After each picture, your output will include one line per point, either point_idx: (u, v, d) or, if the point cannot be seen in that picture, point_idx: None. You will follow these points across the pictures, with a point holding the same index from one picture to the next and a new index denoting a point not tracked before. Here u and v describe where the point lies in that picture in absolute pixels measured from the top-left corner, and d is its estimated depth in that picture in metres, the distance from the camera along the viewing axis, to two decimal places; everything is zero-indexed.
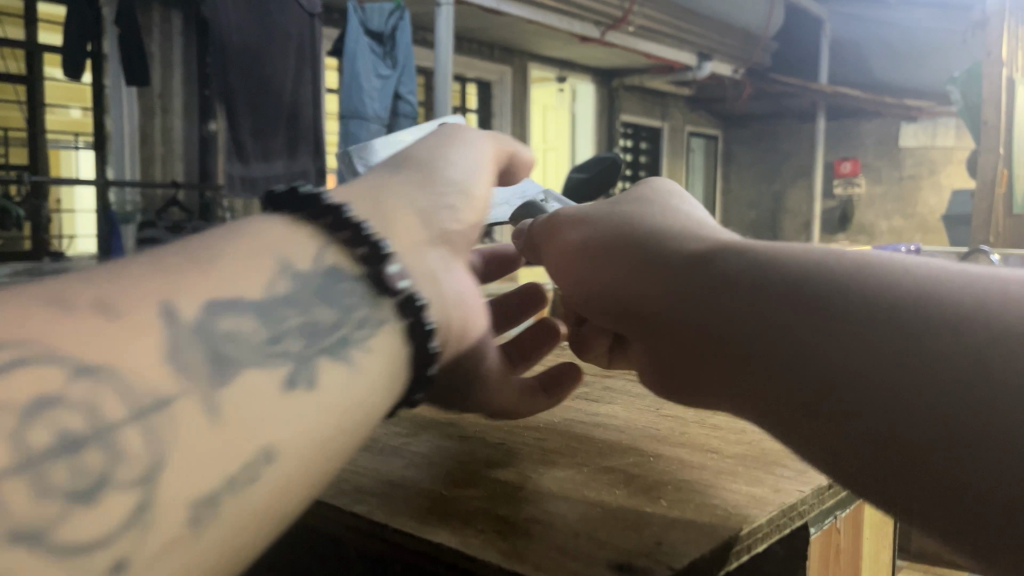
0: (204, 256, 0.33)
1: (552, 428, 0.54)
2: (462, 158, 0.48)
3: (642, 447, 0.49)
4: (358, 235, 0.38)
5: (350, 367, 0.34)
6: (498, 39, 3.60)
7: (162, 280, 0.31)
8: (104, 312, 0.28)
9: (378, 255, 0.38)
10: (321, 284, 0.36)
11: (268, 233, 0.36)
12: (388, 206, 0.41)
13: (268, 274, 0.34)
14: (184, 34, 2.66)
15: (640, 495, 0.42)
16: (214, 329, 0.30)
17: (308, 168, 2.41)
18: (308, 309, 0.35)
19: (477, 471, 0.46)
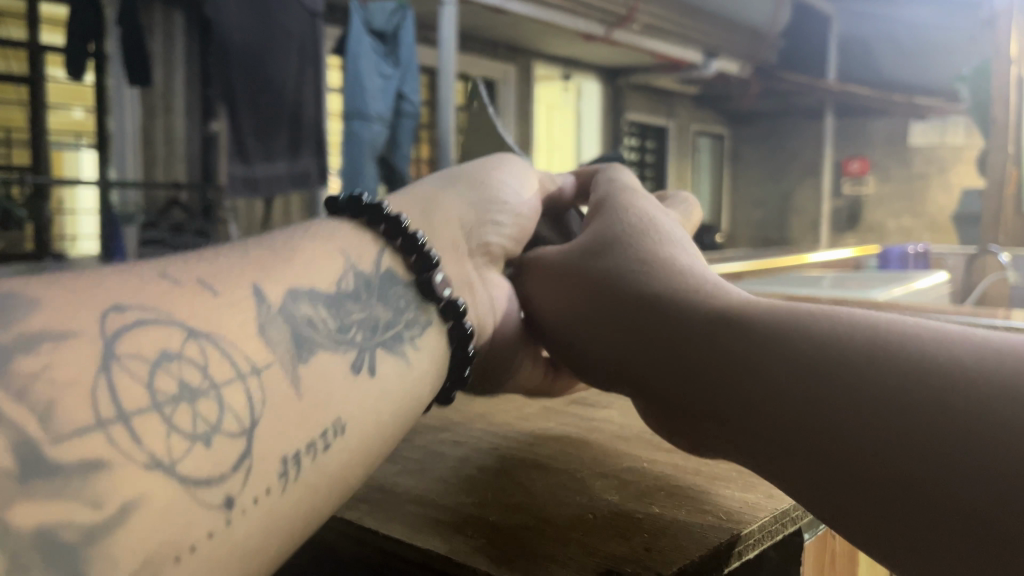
0: (294, 254, 0.43)
1: (547, 433, 0.52)
2: (510, 184, 0.62)
3: (641, 454, 0.48)
4: (410, 246, 0.49)
5: (400, 362, 0.44)
6: (503, 37, 3.58)
7: (255, 268, 0.40)
8: (204, 288, 0.37)
9: (428, 265, 0.49)
10: (376, 290, 0.47)
11: (336, 239, 0.47)
12: (444, 213, 0.55)
13: (340, 274, 0.45)
14: (186, 34, 2.63)
15: (634, 501, 0.40)
16: (299, 315, 0.40)
17: (311, 169, 2.39)
18: (370, 305, 0.45)
19: (468, 475, 0.45)
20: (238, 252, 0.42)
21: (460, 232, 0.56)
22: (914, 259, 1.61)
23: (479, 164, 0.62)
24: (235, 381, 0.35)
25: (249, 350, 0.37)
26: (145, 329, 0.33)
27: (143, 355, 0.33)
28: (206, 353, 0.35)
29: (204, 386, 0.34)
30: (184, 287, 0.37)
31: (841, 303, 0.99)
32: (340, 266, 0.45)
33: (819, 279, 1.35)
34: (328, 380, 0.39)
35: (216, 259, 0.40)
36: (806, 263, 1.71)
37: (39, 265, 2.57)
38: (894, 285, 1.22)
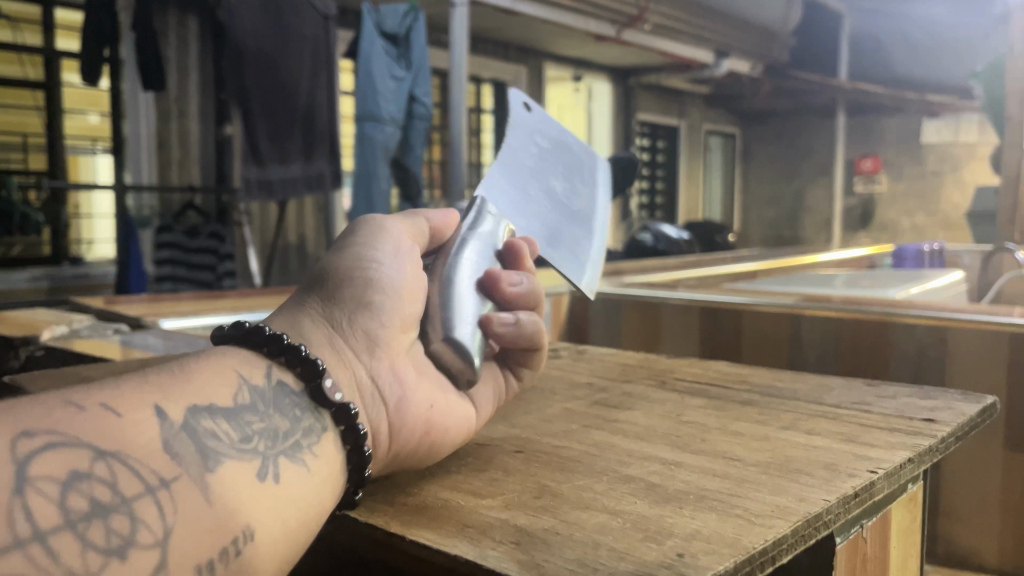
0: (189, 376, 0.42)
1: (573, 432, 0.48)
2: (384, 257, 0.51)
3: (669, 449, 0.43)
4: (295, 358, 0.45)
5: (302, 468, 0.42)
6: (514, 40, 3.61)
7: (153, 389, 0.40)
8: (111, 411, 0.37)
9: (316, 373, 0.45)
10: (273, 401, 0.44)
11: (232, 357, 0.45)
12: (310, 330, 0.47)
13: (234, 389, 0.43)
14: (200, 38, 2.65)
15: (665, 504, 0.36)
16: (200, 430, 0.40)
17: (324, 171, 2.44)
18: (266, 415, 0.43)
19: (492, 479, 0.42)
20: (134, 378, 0.41)
21: (329, 341, 0.47)
22: (929, 257, 1.60)
23: (348, 244, 0.52)
24: (145, 493, 0.35)
25: (159, 463, 0.37)
26: (53, 452, 0.34)
27: (53, 476, 0.33)
28: (115, 470, 0.35)
29: (115, 502, 0.34)
30: (89, 411, 0.37)
31: (862, 302, 0.95)
32: (234, 381, 0.43)
33: (837, 279, 1.32)
34: (235, 491, 0.39)
35: (120, 384, 0.40)
36: (821, 263, 1.69)
37: (57, 269, 2.61)
38: (911, 285, 1.20)
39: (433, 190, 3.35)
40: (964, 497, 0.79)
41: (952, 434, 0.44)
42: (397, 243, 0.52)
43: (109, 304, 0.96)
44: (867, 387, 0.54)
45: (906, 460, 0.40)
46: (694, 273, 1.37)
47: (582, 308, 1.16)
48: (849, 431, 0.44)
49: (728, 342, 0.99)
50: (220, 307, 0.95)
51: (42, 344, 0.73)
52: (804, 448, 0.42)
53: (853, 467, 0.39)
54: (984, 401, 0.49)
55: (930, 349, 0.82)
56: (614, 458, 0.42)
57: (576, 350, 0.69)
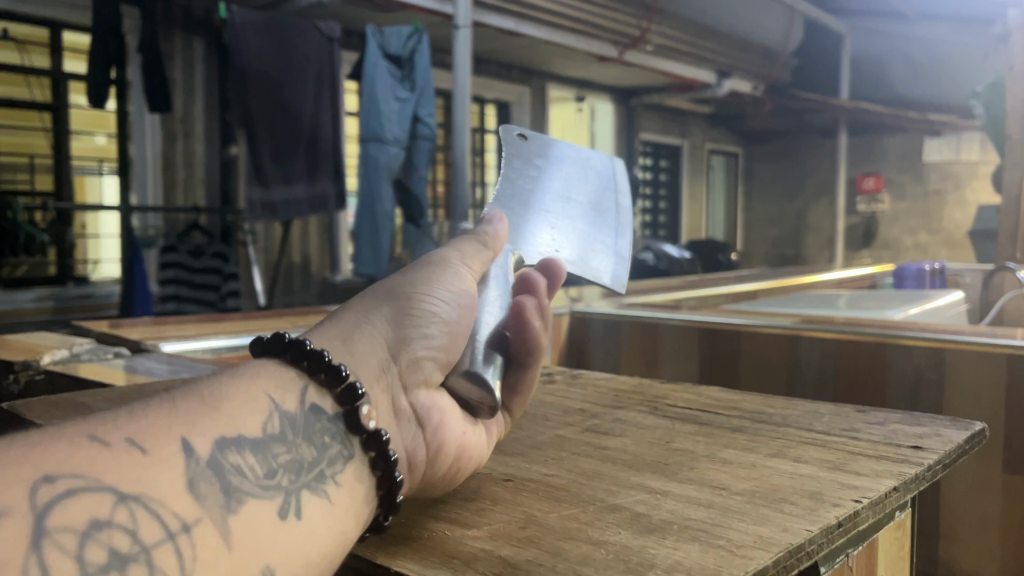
0: (219, 400, 0.40)
1: (562, 460, 0.49)
2: (440, 291, 0.49)
3: (657, 478, 0.44)
4: (334, 378, 0.43)
5: (326, 501, 0.40)
6: (517, 61, 3.66)
7: (179, 420, 0.37)
8: (135, 447, 0.35)
9: (354, 398, 0.43)
10: (304, 426, 0.42)
11: (266, 378, 0.42)
12: (361, 348, 0.45)
13: (265, 417, 0.40)
14: (205, 61, 2.75)
15: (648, 534, 0.37)
16: (224, 466, 0.37)
17: (328, 192, 2.46)
18: (295, 445, 0.41)
19: (480, 508, 0.42)
20: (163, 405, 0.39)
21: (377, 362, 0.46)
22: (929, 277, 1.60)
23: (406, 271, 0.51)
24: (165, 541, 0.33)
25: (181, 507, 0.34)
26: (73, 498, 0.32)
27: (73, 526, 0.31)
28: (136, 516, 0.33)
29: (134, 551, 0.32)
30: (113, 448, 0.34)
31: (860, 323, 0.96)
32: (265, 407, 0.41)
33: (839, 299, 1.33)
34: (255, 535, 0.36)
35: (146, 414, 0.37)
36: (822, 282, 1.70)
37: (61, 289, 2.62)
38: (908, 306, 1.21)
39: (437, 210, 3.37)
40: (965, 521, 0.79)
41: (935, 462, 0.44)
42: (453, 278, 0.51)
43: (113, 327, 0.97)
44: (857, 413, 0.54)
45: (891, 488, 0.40)
46: (696, 293, 1.38)
47: (582, 328, 1.16)
48: (835, 459, 0.45)
49: (727, 363, 0.99)
50: (224, 330, 0.96)
51: (43, 368, 0.74)
52: (789, 476, 0.43)
53: (837, 496, 0.39)
54: (972, 427, 0.50)
55: (927, 372, 0.82)
56: (600, 488, 0.43)
57: (571, 375, 0.70)
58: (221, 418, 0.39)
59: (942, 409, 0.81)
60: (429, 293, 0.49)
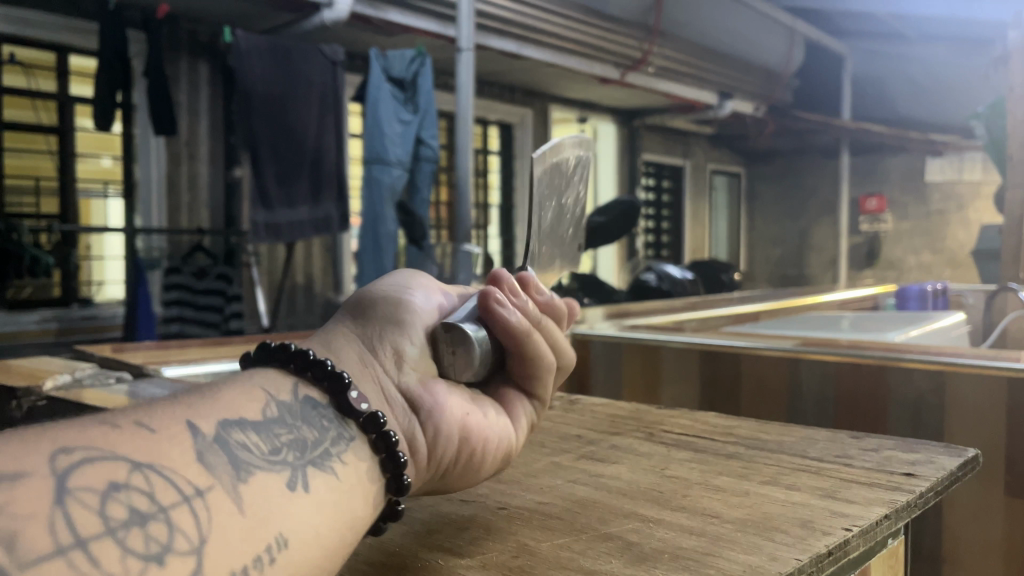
0: (218, 394, 0.42)
1: (556, 488, 0.49)
2: (404, 290, 0.52)
3: (651, 506, 0.44)
4: (320, 373, 0.46)
5: (330, 476, 0.41)
6: (519, 83, 3.68)
7: (182, 408, 0.39)
8: (144, 427, 0.37)
9: (341, 384, 0.45)
10: (303, 413, 0.44)
11: (262, 377, 0.45)
12: (341, 348, 0.48)
13: (262, 404, 0.43)
14: (209, 84, 2.77)
15: (638, 563, 0.37)
16: (230, 442, 0.39)
17: (332, 214, 2.47)
18: (296, 428, 0.43)
19: (474, 537, 0.43)
20: (167, 399, 0.41)
21: (359, 360, 0.48)
22: (933, 296, 1.60)
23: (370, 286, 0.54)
24: (181, 502, 0.34)
25: (194, 474, 0.36)
26: (92, 465, 0.33)
27: (92, 487, 0.32)
28: (151, 480, 0.34)
29: (153, 510, 0.33)
30: (122, 428, 0.36)
31: (859, 346, 0.95)
32: (260, 398, 0.43)
33: (842, 321, 1.32)
34: (267, 500, 0.37)
35: (151, 406, 0.39)
36: (824, 302, 1.70)
37: (65, 310, 2.63)
38: (909, 328, 1.20)
39: (440, 231, 3.38)
40: (967, 544, 0.78)
41: (925, 493, 0.44)
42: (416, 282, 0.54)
43: (115, 351, 0.97)
44: (852, 439, 0.54)
45: (882, 516, 0.40)
46: (697, 314, 1.37)
47: (583, 350, 1.15)
48: (827, 487, 0.45)
49: (729, 384, 0.99)
50: (226, 354, 0.97)
51: (45, 394, 0.74)
52: (781, 504, 0.43)
53: (827, 525, 0.39)
54: (966, 454, 0.50)
55: (928, 395, 0.82)
56: (594, 516, 0.43)
57: (569, 401, 0.69)
58: (219, 406, 0.41)
59: (944, 438, 0.80)
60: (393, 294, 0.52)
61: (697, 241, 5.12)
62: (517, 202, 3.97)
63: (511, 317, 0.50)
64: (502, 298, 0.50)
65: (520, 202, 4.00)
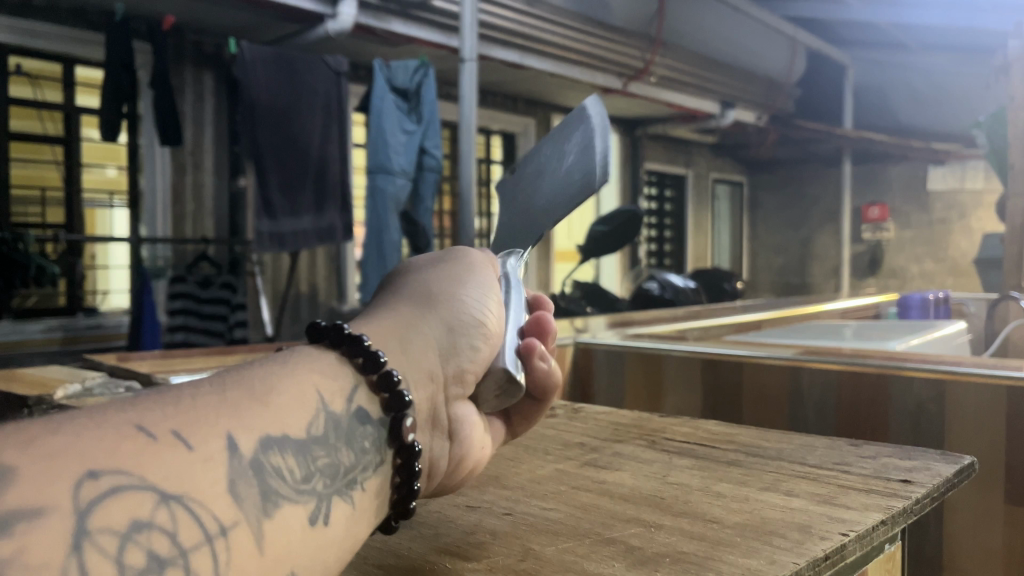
0: (264, 395, 0.38)
1: (560, 494, 0.49)
2: (473, 293, 0.51)
3: (652, 511, 0.45)
4: (385, 384, 0.43)
5: (352, 510, 0.40)
6: (523, 94, 3.73)
7: (224, 415, 0.35)
8: (180, 440, 0.33)
9: (402, 407, 0.43)
10: (345, 429, 0.41)
11: (313, 374, 0.42)
12: (414, 349, 0.47)
13: (311, 415, 0.40)
14: (214, 94, 2.78)
15: (641, 566, 0.37)
16: (267, 467, 0.36)
17: (336, 224, 2.48)
18: (333, 448, 0.40)
19: (480, 542, 0.43)
20: (208, 392, 0.37)
21: (428, 369, 0.46)
22: (934, 306, 1.60)
23: (432, 280, 0.52)
24: (203, 545, 0.31)
25: (219, 508, 0.33)
26: (121, 494, 0.30)
27: (114, 528, 0.29)
28: (176, 517, 0.31)
29: (174, 555, 0.30)
30: (159, 441, 0.32)
31: (861, 354, 0.96)
32: (311, 404, 0.40)
33: (844, 330, 1.33)
34: (290, 539, 0.35)
35: (192, 403, 0.35)
36: (826, 311, 1.71)
37: (71, 319, 2.64)
38: (910, 336, 1.21)
39: (443, 240, 3.41)
40: (968, 553, 0.78)
41: (915, 504, 0.44)
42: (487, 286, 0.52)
43: (122, 360, 0.98)
44: (850, 447, 0.55)
45: (879, 522, 0.41)
46: (699, 323, 1.38)
47: (586, 359, 1.16)
48: (826, 492, 0.46)
49: (731, 393, 0.99)
50: (233, 362, 0.97)
51: (55, 403, 0.74)
52: (780, 510, 0.44)
53: (825, 530, 0.40)
54: (961, 461, 0.51)
55: (928, 404, 0.82)
56: (597, 520, 0.44)
57: (572, 410, 0.70)
58: (261, 414, 0.37)
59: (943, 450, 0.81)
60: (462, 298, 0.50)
61: (698, 250, 5.21)
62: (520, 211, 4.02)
63: (545, 371, 0.53)
64: (546, 352, 0.52)
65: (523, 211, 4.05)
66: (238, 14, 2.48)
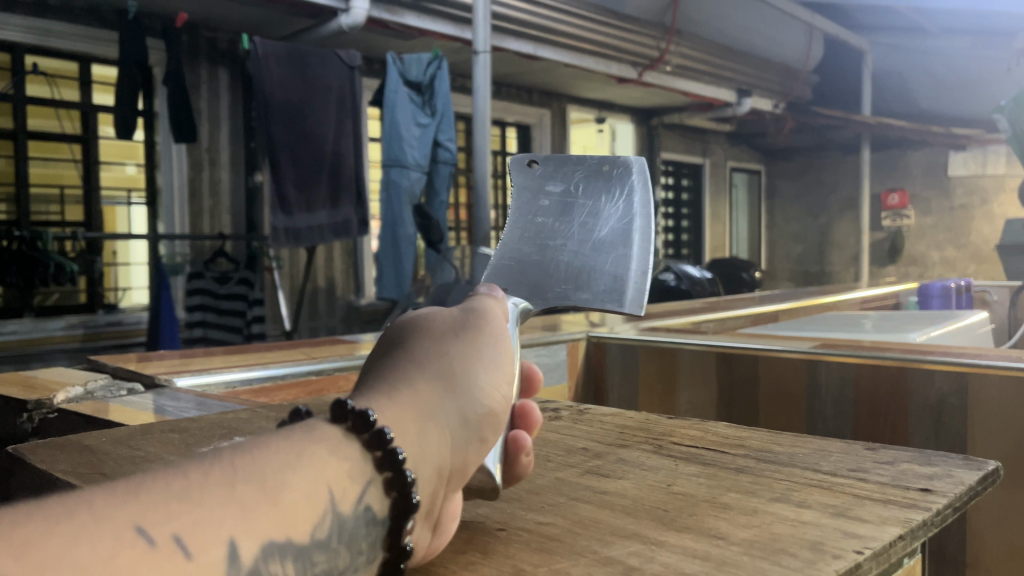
0: (277, 485, 0.29)
1: (542, 494, 0.44)
2: (492, 361, 0.38)
3: (654, 526, 0.38)
4: (396, 475, 0.33)
5: None
6: (537, 83, 3.76)
7: (232, 508, 0.27)
8: (182, 549, 0.25)
9: (409, 506, 0.33)
10: (351, 533, 0.31)
11: (331, 464, 0.31)
12: (430, 438, 0.34)
13: (317, 517, 0.30)
14: (230, 90, 2.82)
15: None
16: None
17: (351, 218, 2.50)
18: (335, 551, 0.30)
19: (469, 562, 0.36)
20: (212, 483, 0.27)
21: (439, 464, 0.35)
22: (955, 294, 1.57)
23: (447, 332, 0.39)
24: None
25: None
26: None
27: None
28: None
29: None
30: (158, 549, 0.24)
31: (882, 346, 0.94)
32: (322, 506, 0.30)
33: (865, 321, 1.31)
34: None
35: (198, 496, 0.26)
36: (848, 300, 1.68)
37: (91, 315, 2.68)
38: (932, 327, 1.19)
39: (458, 233, 3.43)
40: (992, 550, 0.76)
41: (935, 517, 0.39)
42: (504, 354, 0.40)
43: (131, 361, 0.97)
44: (868, 452, 0.52)
45: (898, 537, 0.36)
46: (715, 315, 1.36)
47: (599, 353, 1.16)
48: (839, 504, 0.41)
49: (745, 387, 0.99)
50: (241, 362, 0.97)
51: (56, 406, 0.75)
52: (789, 524, 0.38)
53: (837, 547, 0.35)
54: (985, 467, 0.47)
55: (950, 397, 0.81)
56: (595, 538, 0.37)
57: (579, 411, 0.66)
58: (267, 508, 0.28)
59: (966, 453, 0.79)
60: (483, 367, 0.38)
61: (716, 239, 5.15)
62: None
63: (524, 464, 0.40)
64: (531, 448, 0.40)
65: None
66: (250, 10, 2.50)
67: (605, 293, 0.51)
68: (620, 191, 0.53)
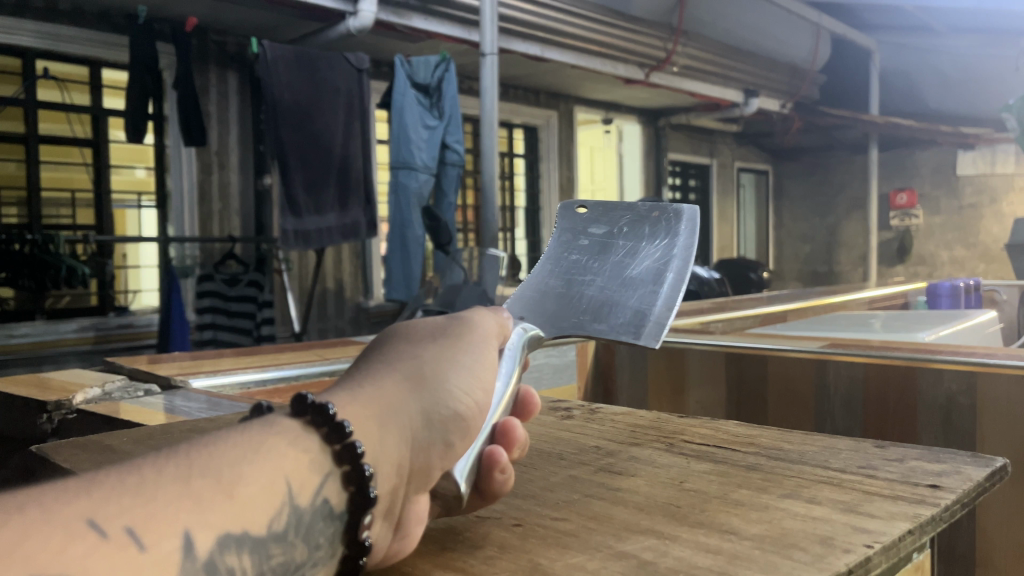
0: (233, 478, 0.30)
1: (557, 491, 0.45)
2: (464, 365, 0.39)
3: (667, 521, 0.39)
4: (353, 473, 0.33)
5: None
6: (545, 85, 3.77)
7: (187, 501, 0.27)
8: (136, 540, 0.25)
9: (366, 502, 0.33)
10: (309, 527, 0.32)
11: (291, 457, 0.32)
12: (390, 435, 0.35)
13: (273, 510, 0.30)
14: (239, 93, 2.84)
15: None
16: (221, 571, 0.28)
17: (359, 220, 2.50)
18: (291, 545, 0.31)
19: (487, 556, 0.36)
20: (167, 478, 0.28)
21: (399, 462, 0.35)
22: (964, 294, 1.57)
23: (425, 338, 0.41)
24: None
25: None
26: None
27: None
28: None
29: None
30: (111, 541, 0.24)
31: (889, 346, 0.95)
32: (277, 499, 0.30)
33: (875, 321, 1.31)
34: None
35: (153, 490, 0.27)
36: (856, 300, 1.68)
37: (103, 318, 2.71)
38: (941, 326, 1.19)
39: (467, 234, 3.44)
40: (1003, 548, 0.76)
41: (943, 514, 0.39)
42: (474, 359, 0.40)
43: (146, 363, 0.98)
44: (877, 450, 0.52)
45: (907, 532, 0.36)
46: (724, 315, 1.36)
47: (609, 353, 1.17)
48: (850, 500, 0.41)
49: (755, 387, 0.99)
50: (253, 363, 0.97)
51: (76, 407, 0.76)
52: (800, 519, 0.39)
53: (848, 541, 0.35)
54: (993, 464, 0.47)
55: (960, 397, 0.81)
56: (608, 533, 0.38)
57: (590, 410, 0.67)
58: (222, 502, 0.29)
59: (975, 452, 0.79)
60: (454, 370, 0.39)
61: None
62: (544, 204, 4.03)
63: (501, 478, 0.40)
64: (507, 462, 0.39)
65: (548, 204, 4.06)
66: (259, 13, 2.52)
67: (620, 324, 0.53)
68: (664, 236, 0.58)
